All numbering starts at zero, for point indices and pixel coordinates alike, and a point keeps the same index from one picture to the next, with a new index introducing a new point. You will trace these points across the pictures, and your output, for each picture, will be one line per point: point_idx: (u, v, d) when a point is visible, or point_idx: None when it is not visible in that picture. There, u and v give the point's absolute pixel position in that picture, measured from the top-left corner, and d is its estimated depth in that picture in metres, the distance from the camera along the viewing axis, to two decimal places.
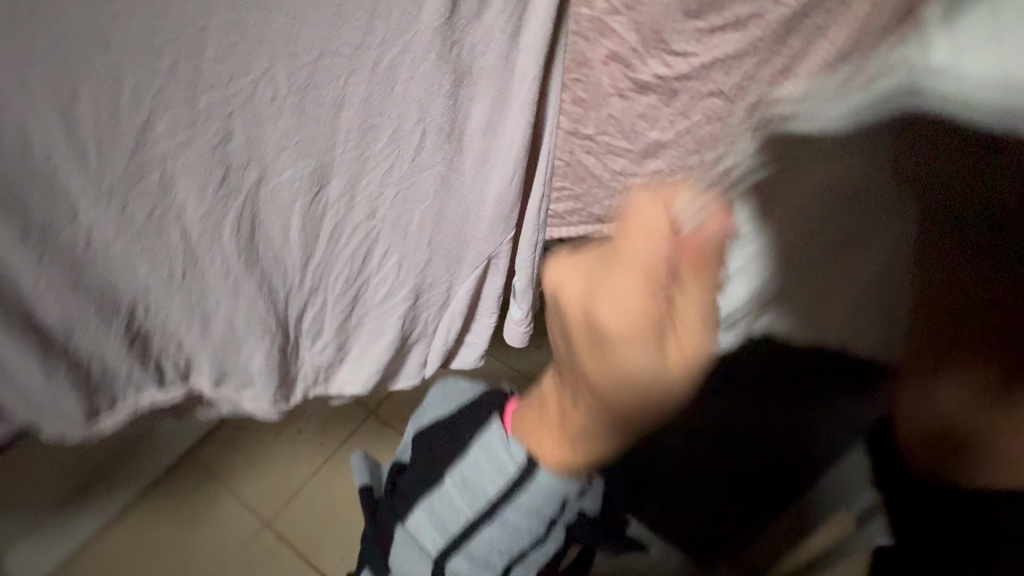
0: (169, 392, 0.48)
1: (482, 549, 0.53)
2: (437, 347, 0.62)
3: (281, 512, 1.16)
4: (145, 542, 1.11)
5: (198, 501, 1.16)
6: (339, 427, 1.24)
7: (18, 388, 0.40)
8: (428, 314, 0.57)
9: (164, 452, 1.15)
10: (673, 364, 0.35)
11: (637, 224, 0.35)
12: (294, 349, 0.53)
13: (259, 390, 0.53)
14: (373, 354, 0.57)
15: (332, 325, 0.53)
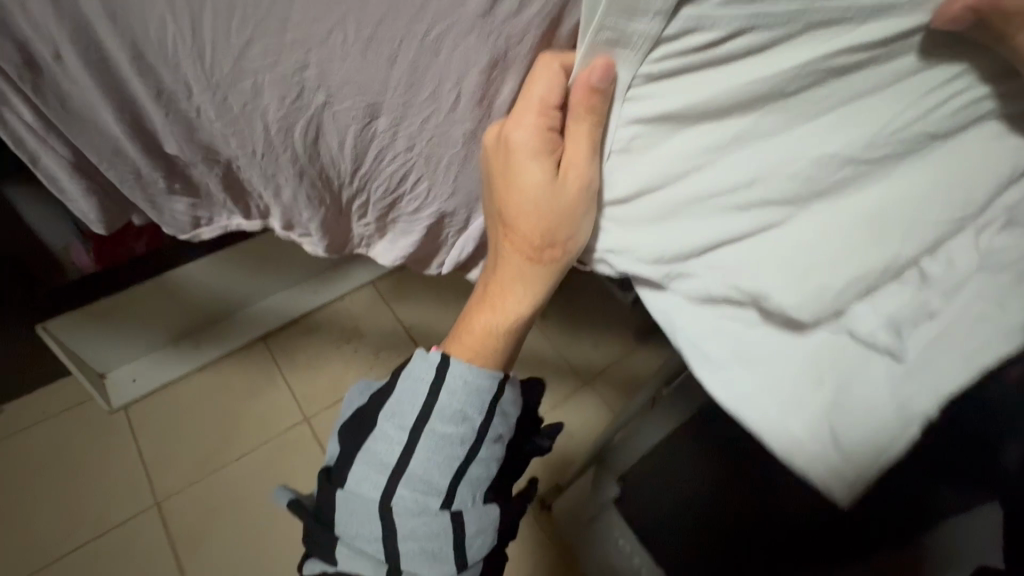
0: (252, 223, 0.56)
1: (423, 485, 0.45)
2: (451, 262, 0.57)
3: (321, 413, 1.29)
4: (210, 397, 1.28)
5: (259, 378, 1.31)
6: (391, 357, 1.37)
7: (144, 195, 0.48)
8: (447, 233, 0.54)
9: (248, 327, 1.33)
10: (567, 180, 0.40)
11: (538, 70, 0.39)
12: (341, 218, 0.56)
13: (314, 240, 0.58)
14: (402, 250, 0.57)
15: (372, 216, 0.54)
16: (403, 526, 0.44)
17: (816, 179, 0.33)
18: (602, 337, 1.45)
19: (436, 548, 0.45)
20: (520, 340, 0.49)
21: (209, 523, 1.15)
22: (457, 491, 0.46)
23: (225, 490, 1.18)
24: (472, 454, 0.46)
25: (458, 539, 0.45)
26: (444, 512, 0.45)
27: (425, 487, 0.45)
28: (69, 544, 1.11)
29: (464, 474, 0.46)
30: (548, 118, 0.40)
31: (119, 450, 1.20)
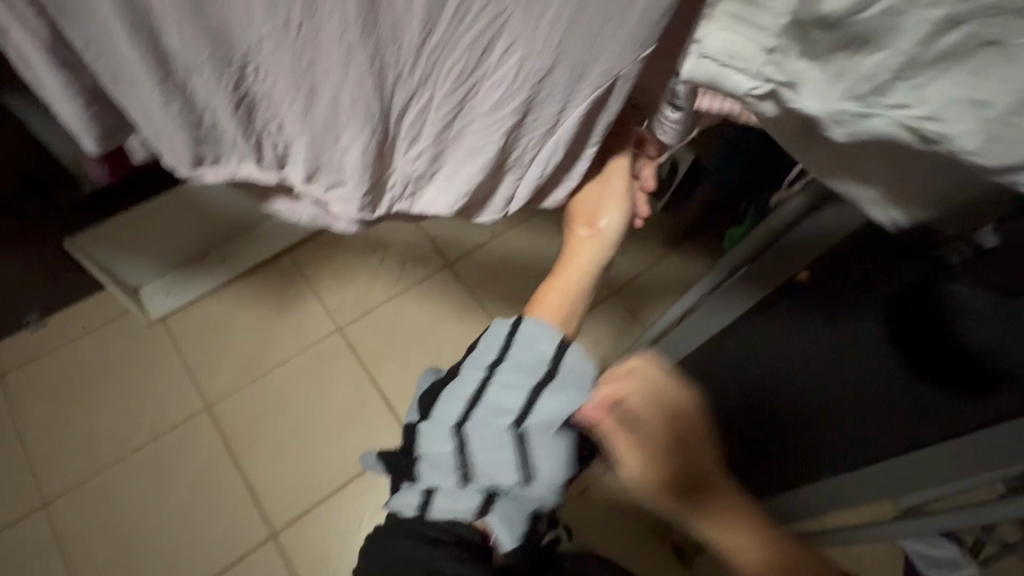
0: (264, 172, 0.47)
1: (496, 411, 0.47)
2: (531, 181, 0.50)
3: (354, 323, 1.31)
4: (243, 310, 1.30)
5: (289, 292, 1.32)
6: (418, 268, 1.37)
7: (139, 103, 0.39)
8: (529, 139, 0.45)
9: (273, 241, 1.34)
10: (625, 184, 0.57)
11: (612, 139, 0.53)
12: (387, 151, 0.46)
13: (348, 192, 0.47)
14: (465, 182, 0.48)
15: (429, 134, 0.44)
16: (477, 440, 0.47)
17: None
18: (630, 246, 1.42)
19: (501, 458, 0.47)
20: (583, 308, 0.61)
21: (256, 426, 1.20)
22: (530, 414, 0.47)
23: (269, 396, 1.23)
24: (536, 395, 0.47)
25: (524, 453, 0.47)
26: (510, 433, 0.47)
27: (497, 413, 0.47)
28: (126, 447, 1.17)
29: (530, 408, 0.47)
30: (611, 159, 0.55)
31: (163, 358, 1.24)
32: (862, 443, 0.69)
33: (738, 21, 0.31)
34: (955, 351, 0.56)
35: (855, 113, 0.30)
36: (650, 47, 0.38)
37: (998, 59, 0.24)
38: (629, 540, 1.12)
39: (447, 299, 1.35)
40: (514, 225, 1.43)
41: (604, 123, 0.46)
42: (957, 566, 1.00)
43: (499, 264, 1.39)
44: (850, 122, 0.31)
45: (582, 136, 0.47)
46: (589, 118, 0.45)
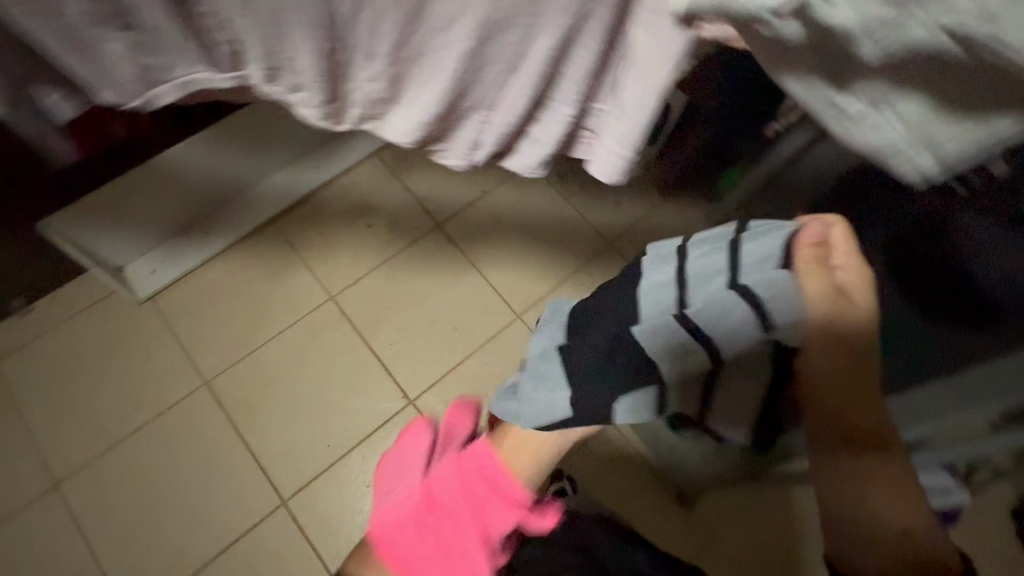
0: (223, 74, 0.55)
1: (701, 276, 0.56)
2: (496, 123, 0.54)
3: (346, 290, 1.29)
4: (232, 283, 1.28)
5: (278, 262, 1.30)
6: (407, 231, 1.34)
7: (63, 23, 0.47)
8: (490, 74, 0.50)
9: (255, 211, 1.30)
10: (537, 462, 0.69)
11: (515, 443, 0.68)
12: (343, 64, 0.52)
13: (309, 96, 0.55)
14: (423, 106, 0.54)
15: (383, 51, 0.49)
16: (695, 298, 0.55)
17: None
18: (623, 196, 1.39)
19: (727, 322, 0.53)
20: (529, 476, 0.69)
21: (257, 396, 1.21)
22: (744, 267, 0.54)
23: (266, 366, 1.23)
24: (736, 251, 0.55)
25: (754, 302, 0.52)
26: (730, 288, 0.53)
27: (703, 277, 0.56)
28: (128, 426, 1.17)
29: (739, 258, 0.54)
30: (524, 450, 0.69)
31: (156, 336, 1.23)
32: None
33: None
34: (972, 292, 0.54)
35: (888, 22, 0.33)
36: None
37: None
38: (633, 488, 1.14)
39: (438, 261, 1.32)
40: (503, 180, 1.39)
41: (574, 79, 0.50)
42: (951, 493, 1.04)
43: (490, 221, 1.36)
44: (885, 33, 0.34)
45: (549, 85, 0.50)
46: (554, 65, 0.48)
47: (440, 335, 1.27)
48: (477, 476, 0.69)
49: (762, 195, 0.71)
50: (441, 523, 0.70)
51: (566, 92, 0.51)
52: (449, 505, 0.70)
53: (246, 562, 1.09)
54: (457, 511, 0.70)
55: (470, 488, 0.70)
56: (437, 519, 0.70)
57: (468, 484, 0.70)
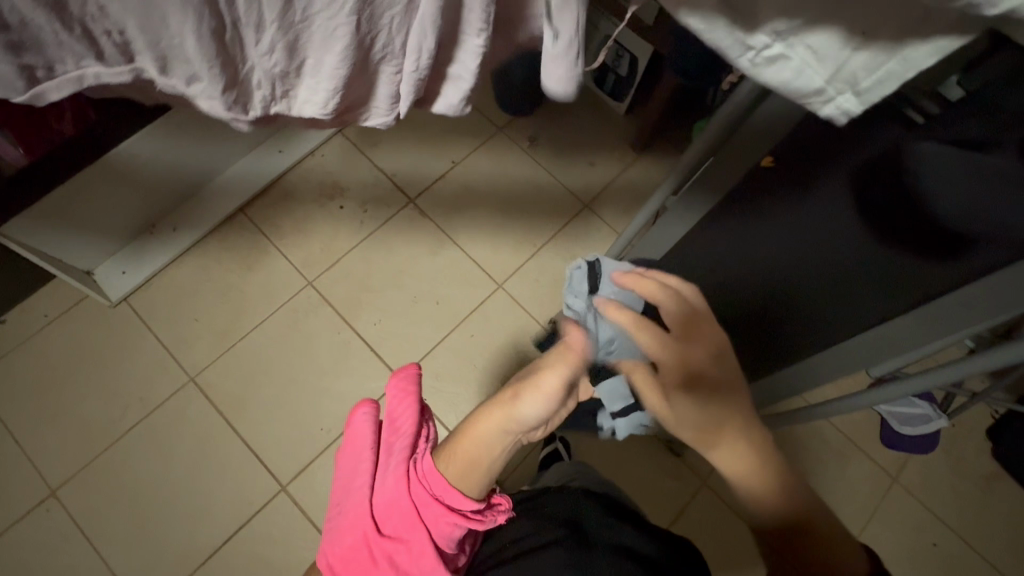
0: (115, 68, 0.45)
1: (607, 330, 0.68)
2: (409, 76, 0.48)
3: (324, 274, 1.27)
4: (207, 276, 1.26)
5: (252, 251, 1.27)
6: (380, 210, 1.32)
7: None
8: (390, 16, 0.44)
9: (223, 200, 1.27)
10: (478, 470, 0.64)
11: (474, 441, 0.64)
12: (235, 39, 0.45)
13: (208, 87, 0.47)
14: (328, 72, 0.48)
15: (273, 17, 0.43)
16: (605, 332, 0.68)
17: None
18: (597, 155, 1.37)
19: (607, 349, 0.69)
20: (468, 481, 0.63)
21: (245, 387, 1.20)
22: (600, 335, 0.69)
23: (251, 358, 1.22)
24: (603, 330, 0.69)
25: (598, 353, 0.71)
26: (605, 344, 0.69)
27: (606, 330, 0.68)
28: (117, 429, 1.16)
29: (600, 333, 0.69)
30: (478, 455, 0.64)
31: (135, 338, 1.21)
32: (821, 323, 0.72)
33: None
34: (934, 226, 0.55)
35: None
36: None
37: None
38: (628, 444, 1.16)
39: (414, 238, 1.30)
40: (475, 148, 1.37)
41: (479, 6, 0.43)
42: (929, 419, 1.10)
43: (465, 192, 1.34)
44: (862, 79, 0.33)
45: (456, 13, 0.44)
46: None
47: (424, 311, 1.26)
48: (427, 500, 0.62)
49: (729, 141, 0.65)
50: (391, 554, 0.62)
51: (475, 19, 0.44)
52: (400, 535, 0.62)
53: (253, 549, 1.11)
54: (408, 537, 0.62)
55: (419, 513, 0.62)
56: (386, 551, 0.62)
57: (415, 506, 0.62)
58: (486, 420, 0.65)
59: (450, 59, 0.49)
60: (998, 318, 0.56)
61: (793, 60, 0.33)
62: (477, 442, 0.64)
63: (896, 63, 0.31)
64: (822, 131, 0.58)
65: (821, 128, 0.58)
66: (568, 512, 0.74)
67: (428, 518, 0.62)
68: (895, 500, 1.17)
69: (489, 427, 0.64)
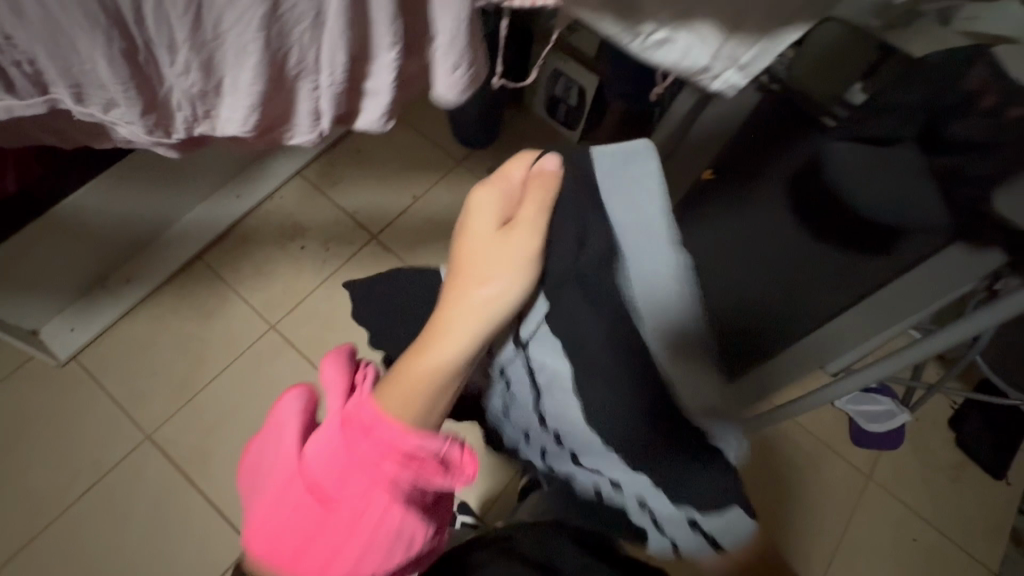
0: (27, 100, 0.47)
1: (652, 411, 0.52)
2: (328, 87, 0.53)
3: (288, 316, 1.25)
4: (164, 326, 1.21)
5: (210, 297, 1.24)
6: (342, 248, 1.31)
7: None
8: (301, 32, 0.48)
9: (180, 247, 1.24)
10: (445, 394, 0.38)
11: (422, 358, 0.37)
12: (149, 60, 0.47)
13: (126, 111, 0.51)
14: (245, 90, 0.51)
15: (184, 36, 0.45)
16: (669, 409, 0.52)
17: None
18: None
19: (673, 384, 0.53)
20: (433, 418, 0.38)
21: (207, 441, 1.15)
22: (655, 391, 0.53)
23: (213, 408, 1.17)
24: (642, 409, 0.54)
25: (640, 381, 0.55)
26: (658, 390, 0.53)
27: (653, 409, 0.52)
28: (67, 496, 1.09)
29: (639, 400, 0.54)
30: (432, 380, 0.37)
31: (86, 396, 1.15)
32: None
33: None
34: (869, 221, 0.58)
35: None
36: None
37: None
38: None
39: (378, 273, 1.30)
40: (435, 182, 1.38)
41: (385, 24, 0.49)
42: (892, 414, 1.17)
43: (427, 225, 1.35)
44: (740, 56, 0.47)
45: (366, 31, 0.50)
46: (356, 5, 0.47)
47: None
48: (377, 452, 0.36)
49: (678, 148, 0.66)
50: (334, 532, 0.37)
51: (386, 44, 0.51)
52: (345, 500, 0.36)
53: None
54: (358, 508, 0.36)
55: (367, 473, 0.36)
56: (325, 537, 0.37)
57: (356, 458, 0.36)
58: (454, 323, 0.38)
59: (365, 74, 0.55)
60: (945, 299, 0.59)
61: (679, 43, 0.46)
62: (427, 356, 0.37)
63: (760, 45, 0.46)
64: (761, 134, 0.62)
65: (761, 130, 0.62)
66: (542, 557, 0.70)
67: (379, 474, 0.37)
68: (871, 498, 1.18)
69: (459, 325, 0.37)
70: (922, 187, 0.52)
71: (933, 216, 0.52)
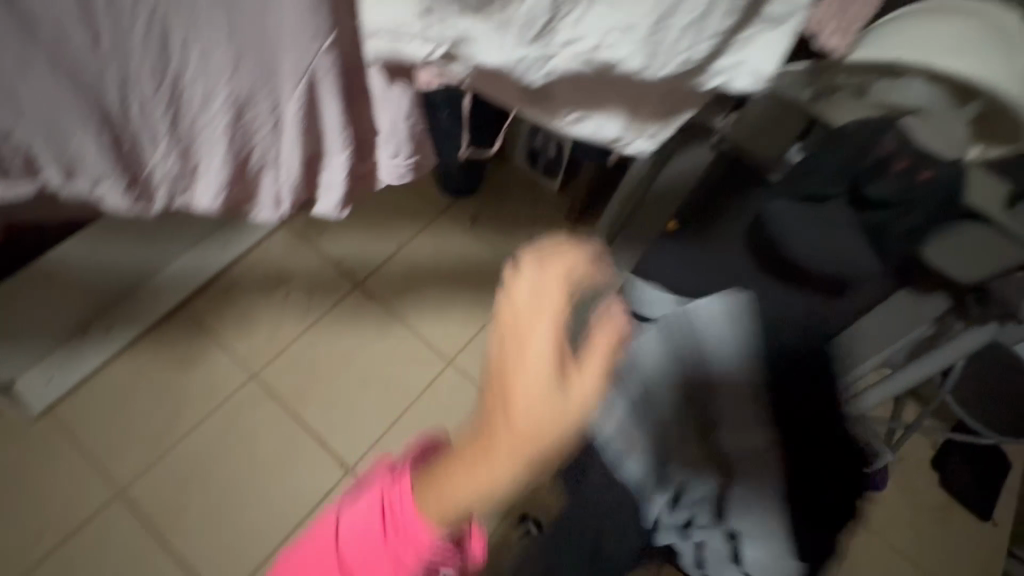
0: (14, 184, 0.48)
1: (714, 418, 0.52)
2: (287, 179, 0.60)
3: (269, 365, 1.25)
4: (144, 376, 1.20)
5: (191, 346, 1.24)
6: (326, 295, 1.33)
7: None
8: (261, 136, 0.55)
9: (166, 296, 1.24)
10: (495, 505, 0.39)
11: (469, 479, 0.37)
12: (133, 150, 0.52)
13: (111, 189, 0.53)
14: (214, 176, 0.56)
15: (165, 129, 0.51)
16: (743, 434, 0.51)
17: None
18: (536, 230, 1.45)
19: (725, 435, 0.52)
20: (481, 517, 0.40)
21: (182, 496, 1.12)
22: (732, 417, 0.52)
23: (190, 462, 1.15)
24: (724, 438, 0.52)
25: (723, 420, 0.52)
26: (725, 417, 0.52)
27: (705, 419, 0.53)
28: (32, 557, 1.06)
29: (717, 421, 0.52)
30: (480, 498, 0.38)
31: (58, 451, 1.13)
32: None
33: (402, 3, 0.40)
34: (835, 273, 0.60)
35: (536, 56, 0.40)
36: (334, 33, 0.48)
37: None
38: None
39: (361, 319, 1.31)
40: (420, 230, 1.42)
41: (335, 132, 0.57)
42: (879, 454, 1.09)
43: (411, 273, 1.37)
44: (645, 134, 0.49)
45: (318, 136, 0.57)
46: (309, 118, 0.55)
47: (375, 394, 1.25)
48: (405, 541, 0.41)
49: (647, 196, 0.71)
50: None
51: (336, 147, 0.59)
52: None
53: None
54: None
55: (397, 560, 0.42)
56: None
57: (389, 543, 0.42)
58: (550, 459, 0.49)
59: (318, 168, 0.61)
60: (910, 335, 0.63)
61: (589, 124, 0.49)
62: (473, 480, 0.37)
63: (663, 123, 0.49)
64: (708, 190, 0.66)
65: (705, 186, 0.66)
66: None
67: (407, 566, 0.42)
68: (864, 544, 1.16)
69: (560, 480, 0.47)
70: (841, 240, 0.55)
71: (866, 262, 0.54)
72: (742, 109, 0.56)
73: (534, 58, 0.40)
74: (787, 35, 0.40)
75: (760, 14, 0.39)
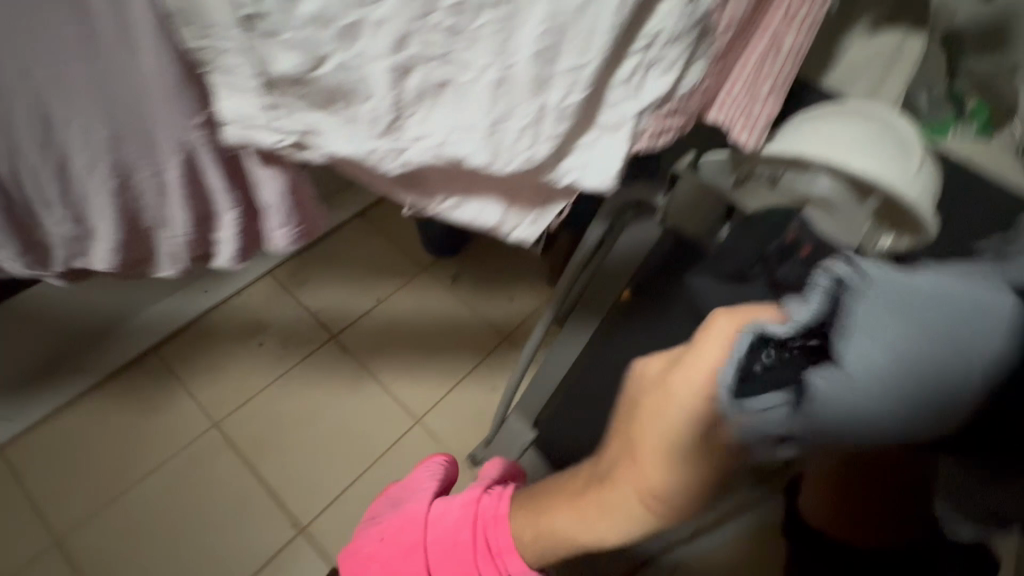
0: None
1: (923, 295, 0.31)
2: (181, 238, 0.55)
3: (232, 415, 1.22)
4: (104, 419, 1.18)
5: (156, 391, 1.22)
6: (300, 346, 1.32)
7: None
8: (148, 198, 0.50)
9: (139, 340, 1.24)
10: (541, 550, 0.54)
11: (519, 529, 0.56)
12: (26, 211, 0.48)
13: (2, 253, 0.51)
14: (107, 236, 0.52)
15: (55, 198, 0.47)
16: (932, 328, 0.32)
17: (510, 89, 0.36)
18: (517, 291, 1.47)
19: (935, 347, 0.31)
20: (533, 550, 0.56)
21: (121, 550, 1.08)
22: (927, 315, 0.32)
23: (133, 515, 1.11)
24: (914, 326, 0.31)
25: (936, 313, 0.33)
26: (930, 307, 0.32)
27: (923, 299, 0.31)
28: None
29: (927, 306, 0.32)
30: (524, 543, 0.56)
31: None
32: None
33: (237, 97, 0.38)
34: None
35: (391, 147, 0.39)
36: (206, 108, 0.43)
37: (450, 96, 0.37)
38: None
39: (334, 372, 1.30)
40: (401, 286, 1.44)
41: (222, 194, 0.50)
42: None
43: (389, 328, 1.38)
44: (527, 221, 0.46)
45: (207, 198, 0.51)
46: (197, 182, 0.49)
47: (337, 453, 1.21)
48: (488, 548, 0.58)
49: (599, 267, 0.72)
50: None
51: (224, 214, 0.52)
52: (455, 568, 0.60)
53: None
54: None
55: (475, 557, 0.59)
56: None
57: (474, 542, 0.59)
58: (600, 510, 0.45)
59: (204, 225, 0.54)
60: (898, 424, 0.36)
61: (470, 208, 0.45)
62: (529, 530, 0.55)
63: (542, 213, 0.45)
64: (654, 265, 0.67)
65: (652, 262, 0.67)
66: None
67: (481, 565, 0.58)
68: None
69: (615, 522, 0.44)
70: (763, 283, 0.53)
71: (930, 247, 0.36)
72: (672, 194, 0.58)
73: (388, 149, 0.39)
74: (623, 140, 0.39)
75: (596, 120, 0.39)
